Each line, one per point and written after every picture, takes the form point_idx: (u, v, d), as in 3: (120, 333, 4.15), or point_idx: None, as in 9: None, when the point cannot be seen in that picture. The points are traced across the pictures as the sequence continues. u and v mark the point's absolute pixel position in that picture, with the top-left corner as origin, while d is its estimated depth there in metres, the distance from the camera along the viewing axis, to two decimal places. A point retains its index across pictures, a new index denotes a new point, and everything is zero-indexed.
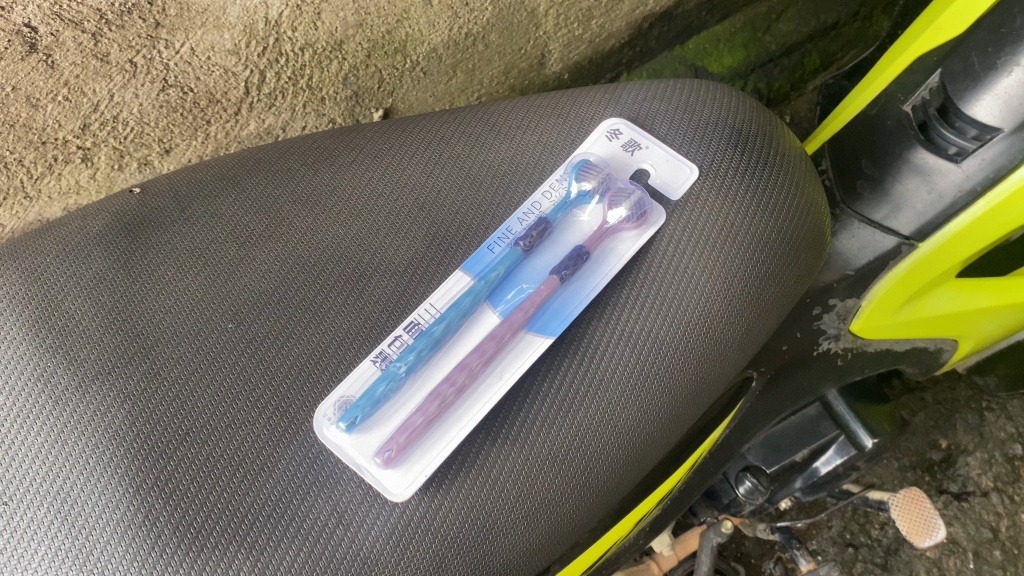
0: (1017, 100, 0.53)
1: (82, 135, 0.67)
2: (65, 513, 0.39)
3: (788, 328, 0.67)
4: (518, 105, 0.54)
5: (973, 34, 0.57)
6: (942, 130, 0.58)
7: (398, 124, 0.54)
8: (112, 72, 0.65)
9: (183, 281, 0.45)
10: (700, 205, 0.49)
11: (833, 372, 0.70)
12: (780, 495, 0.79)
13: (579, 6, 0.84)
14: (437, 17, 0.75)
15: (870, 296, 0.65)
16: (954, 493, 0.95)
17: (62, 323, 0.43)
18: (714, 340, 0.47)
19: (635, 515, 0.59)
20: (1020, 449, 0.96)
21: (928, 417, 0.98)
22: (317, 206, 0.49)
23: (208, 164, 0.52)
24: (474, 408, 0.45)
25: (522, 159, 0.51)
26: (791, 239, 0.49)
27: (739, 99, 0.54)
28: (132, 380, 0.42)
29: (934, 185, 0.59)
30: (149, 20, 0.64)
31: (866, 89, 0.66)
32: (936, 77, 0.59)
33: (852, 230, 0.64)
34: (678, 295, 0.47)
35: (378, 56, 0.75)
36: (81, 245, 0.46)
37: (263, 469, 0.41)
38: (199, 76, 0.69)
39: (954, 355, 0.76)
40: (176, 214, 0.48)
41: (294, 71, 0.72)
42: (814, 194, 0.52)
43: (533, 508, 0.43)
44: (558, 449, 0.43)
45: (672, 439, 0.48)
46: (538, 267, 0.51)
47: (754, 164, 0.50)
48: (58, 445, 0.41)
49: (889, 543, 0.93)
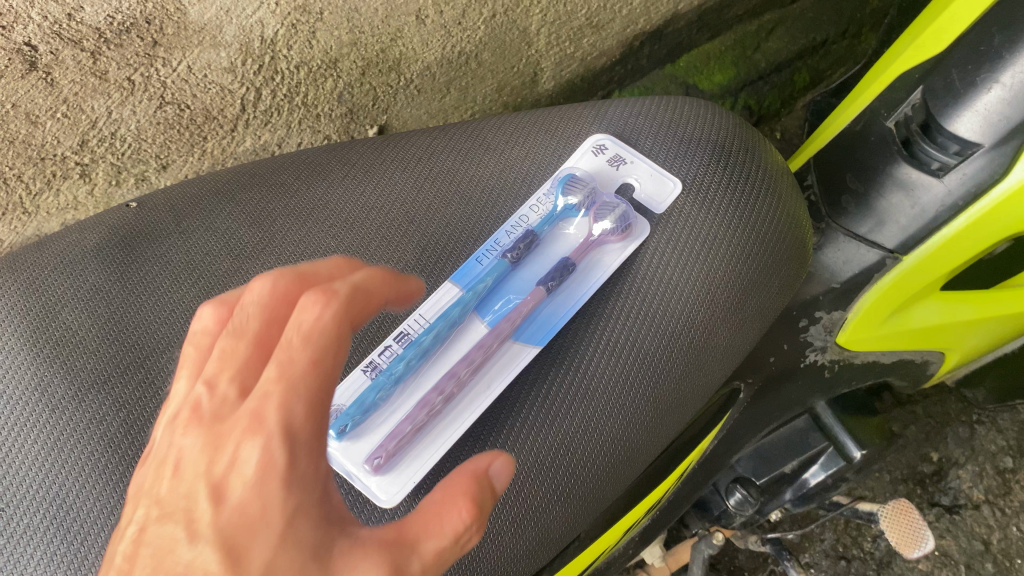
0: (995, 117, 0.55)
1: (80, 151, 0.69)
2: (60, 520, 0.40)
3: (775, 341, 0.67)
4: (507, 122, 0.55)
5: (952, 52, 0.58)
6: (924, 146, 0.59)
7: (390, 139, 0.55)
8: (110, 90, 0.68)
9: (178, 292, 0.46)
10: (684, 218, 0.50)
11: (819, 384, 0.71)
12: (769, 507, 0.79)
13: (570, 25, 0.85)
14: (430, 36, 0.77)
15: (856, 309, 0.66)
16: (946, 506, 0.93)
17: (58, 334, 0.45)
18: (697, 351, 0.48)
19: (623, 524, 0.60)
20: (1011, 462, 0.94)
21: (919, 430, 0.96)
22: (310, 219, 0.50)
23: (204, 179, 0.53)
24: (456, 417, 0.46)
25: (511, 174, 0.52)
26: (772, 251, 0.51)
27: (722, 115, 0.55)
28: (127, 389, 0.43)
29: (917, 200, 0.60)
30: (146, 39, 0.69)
31: (849, 107, 0.67)
32: (918, 94, 0.59)
33: (838, 244, 0.65)
34: (663, 306, 0.48)
35: (373, 73, 0.76)
36: (78, 258, 0.48)
37: None
38: (196, 94, 0.71)
39: (940, 367, 0.77)
40: (172, 228, 0.49)
41: (289, 88, 0.73)
42: (796, 208, 0.54)
43: (519, 515, 0.44)
44: (544, 457, 0.44)
45: (658, 447, 0.49)
46: (525, 279, 0.53)
47: (737, 180, 0.51)
48: (54, 452, 0.42)
49: (882, 556, 0.92)
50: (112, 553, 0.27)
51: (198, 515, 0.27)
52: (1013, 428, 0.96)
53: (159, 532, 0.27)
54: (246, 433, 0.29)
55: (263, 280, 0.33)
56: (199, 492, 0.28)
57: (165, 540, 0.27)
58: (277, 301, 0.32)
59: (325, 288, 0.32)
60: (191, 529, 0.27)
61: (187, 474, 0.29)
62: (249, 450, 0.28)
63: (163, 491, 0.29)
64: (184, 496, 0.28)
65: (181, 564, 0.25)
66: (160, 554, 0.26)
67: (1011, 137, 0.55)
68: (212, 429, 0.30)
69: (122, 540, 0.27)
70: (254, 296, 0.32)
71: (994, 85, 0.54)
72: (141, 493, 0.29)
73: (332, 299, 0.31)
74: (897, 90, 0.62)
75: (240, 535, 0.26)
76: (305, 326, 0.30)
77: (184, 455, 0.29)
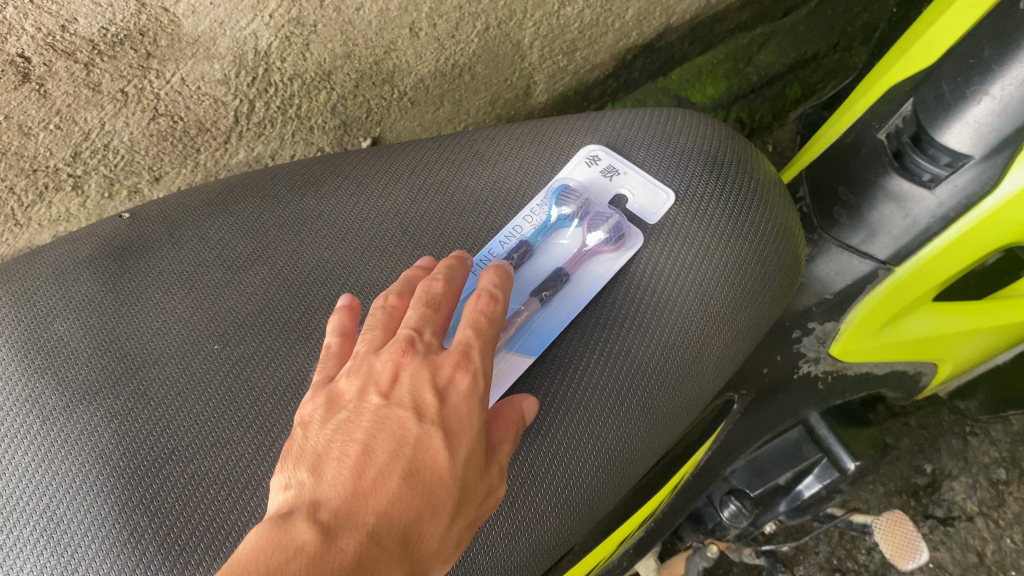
0: (986, 128, 0.55)
1: (73, 163, 0.69)
2: (50, 532, 0.40)
3: (768, 352, 0.68)
4: (500, 133, 0.56)
5: (942, 64, 0.58)
6: (916, 157, 0.59)
7: (384, 151, 0.56)
8: (103, 101, 0.68)
9: (169, 302, 0.46)
10: (677, 229, 0.50)
11: (812, 395, 0.71)
12: (763, 519, 0.78)
13: (564, 38, 0.85)
14: (424, 49, 0.77)
15: (848, 321, 0.66)
16: (939, 518, 0.93)
17: (49, 345, 0.44)
18: (692, 361, 0.48)
19: (617, 537, 0.60)
20: (1004, 473, 0.94)
21: (912, 442, 0.96)
22: (303, 231, 0.50)
23: (198, 191, 0.53)
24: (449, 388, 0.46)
25: (504, 185, 0.53)
26: (765, 264, 0.51)
27: (714, 126, 0.56)
28: (119, 399, 0.43)
29: (909, 211, 0.61)
30: (140, 51, 0.67)
31: (840, 118, 0.67)
32: (909, 106, 0.60)
33: (830, 255, 0.66)
34: (659, 318, 0.48)
35: (367, 86, 0.77)
36: (71, 270, 0.47)
37: (247, 488, 0.41)
38: (189, 106, 0.71)
39: (934, 378, 0.77)
40: (165, 239, 0.49)
41: (283, 100, 0.74)
42: (788, 219, 0.54)
43: (514, 526, 0.43)
44: (539, 467, 0.44)
45: (652, 458, 0.49)
46: (519, 292, 0.51)
47: (730, 191, 0.52)
48: (45, 464, 0.41)
49: (877, 569, 0.91)
50: (333, 429, 0.37)
51: (425, 406, 0.38)
52: (1006, 439, 0.95)
53: (391, 413, 0.37)
54: (457, 367, 0.40)
55: (443, 269, 0.45)
56: (422, 391, 0.38)
57: (396, 419, 0.37)
58: (451, 289, 0.44)
59: (491, 290, 0.44)
60: (420, 413, 0.37)
61: (410, 379, 0.39)
62: (459, 377, 0.39)
63: (385, 388, 0.38)
64: (410, 396, 0.38)
65: (414, 437, 0.36)
66: (397, 428, 0.37)
67: (1001, 148, 0.55)
68: (422, 360, 0.40)
69: (353, 414, 0.37)
70: (438, 285, 0.44)
71: (983, 97, 0.55)
72: (358, 393, 0.38)
73: (497, 301, 0.44)
74: (888, 102, 0.62)
75: (453, 427, 0.38)
76: (486, 312, 0.43)
77: (399, 366, 0.39)
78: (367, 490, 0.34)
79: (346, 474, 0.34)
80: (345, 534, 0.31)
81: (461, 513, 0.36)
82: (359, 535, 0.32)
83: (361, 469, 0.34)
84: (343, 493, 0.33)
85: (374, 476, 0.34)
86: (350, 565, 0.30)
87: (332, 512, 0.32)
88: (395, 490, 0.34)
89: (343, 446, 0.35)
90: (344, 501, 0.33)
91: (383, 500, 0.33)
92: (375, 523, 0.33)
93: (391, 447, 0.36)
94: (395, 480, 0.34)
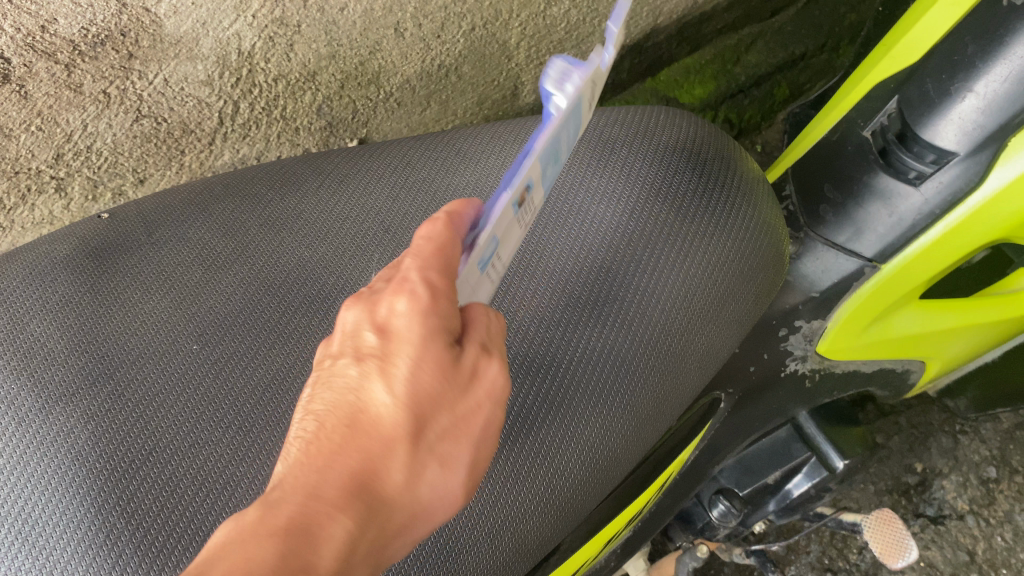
0: (971, 126, 0.54)
1: (56, 166, 0.72)
2: (25, 534, 0.39)
3: (755, 350, 0.68)
4: (485, 131, 0.56)
5: (928, 61, 0.57)
6: (901, 155, 0.59)
7: (365, 150, 0.55)
8: (85, 102, 0.71)
9: (149, 302, 0.46)
10: (659, 226, 0.50)
11: (801, 394, 0.71)
12: (753, 518, 0.78)
13: (550, 38, 0.85)
14: (409, 48, 0.78)
15: (835, 318, 0.67)
16: (930, 516, 0.92)
17: (26, 347, 0.44)
18: (675, 360, 0.48)
19: (605, 535, 0.59)
20: (994, 471, 0.93)
21: (903, 441, 0.95)
22: (282, 229, 0.49)
23: (178, 190, 0.53)
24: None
25: (485, 184, 0.52)
26: (747, 259, 0.51)
27: (695, 124, 0.56)
28: (96, 401, 0.42)
29: (895, 209, 0.61)
30: (122, 52, 0.72)
31: (826, 117, 0.67)
32: (894, 104, 0.60)
33: (817, 252, 0.66)
34: (642, 316, 0.48)
35: (352, 86, 0.78)
36: (48, 269, 0.47)
37: (225, 489, 0.40)
38: (172, 107, 0.73)
39: (921, 376, 0.77)
40: (143, 238, 0.49)
41: (267, 102, 0.76)
42: (772, 215, 0.54)
43: (497, 526, 0.43)
44: (521, 467, 0.44)
45: (638, 456, 0.49)
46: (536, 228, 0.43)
47: (711, 188, 0.52)
48: (21, 466, 0.41)
49: (868, 568, 0.91)
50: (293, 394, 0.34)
51: (366, 340, 0.33)
52: (995, 437, 0.95)
53: (337, 358, 0.33)
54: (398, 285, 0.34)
55: None
56: (365, 324, 0.34)
57: (341, 365, 0.33)
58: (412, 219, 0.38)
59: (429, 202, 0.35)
60: (358, 351, 0.33)
61: (353, 318, 0.34)
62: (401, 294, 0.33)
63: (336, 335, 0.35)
64: (354, 334, 0.34)
65: (352, 377, 0.32)
66: (338, 377, 0.33)
67: (986, 144, 0.55)
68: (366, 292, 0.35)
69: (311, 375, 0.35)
70: None
71: (967, 94, 0.54)
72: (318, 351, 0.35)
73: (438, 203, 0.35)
74: (873, 99, 0.62)
75: (392, 347, 0.32)
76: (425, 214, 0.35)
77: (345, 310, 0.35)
78: (310, 450, 0.31)
79: (296, 441, 0.32)
80: (283, 502, 0.29)
81: (433, 435, 0.32)
82: (298, 497, 0.29)
83: (305, 435, 0.32)
84: (287, 464, 0.31)
85: (317, 433, 0.32)
86: (282, 527, 0.28)
87: (276, 487, 0.30)
88: (336, 440, 0.31)
89: (297, 413, 0.33)
90: (287, 469, 0.31)
91: (326, 456, 0.31)
92: (319, 479, 0.30)
93: (332, 397, 0.32)
94: (338, 431, 0.32)
